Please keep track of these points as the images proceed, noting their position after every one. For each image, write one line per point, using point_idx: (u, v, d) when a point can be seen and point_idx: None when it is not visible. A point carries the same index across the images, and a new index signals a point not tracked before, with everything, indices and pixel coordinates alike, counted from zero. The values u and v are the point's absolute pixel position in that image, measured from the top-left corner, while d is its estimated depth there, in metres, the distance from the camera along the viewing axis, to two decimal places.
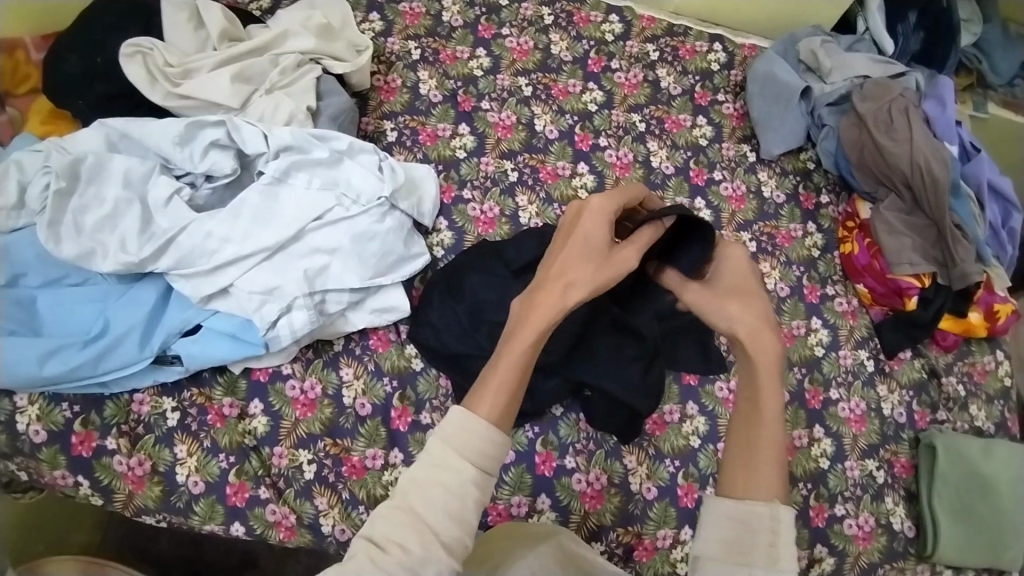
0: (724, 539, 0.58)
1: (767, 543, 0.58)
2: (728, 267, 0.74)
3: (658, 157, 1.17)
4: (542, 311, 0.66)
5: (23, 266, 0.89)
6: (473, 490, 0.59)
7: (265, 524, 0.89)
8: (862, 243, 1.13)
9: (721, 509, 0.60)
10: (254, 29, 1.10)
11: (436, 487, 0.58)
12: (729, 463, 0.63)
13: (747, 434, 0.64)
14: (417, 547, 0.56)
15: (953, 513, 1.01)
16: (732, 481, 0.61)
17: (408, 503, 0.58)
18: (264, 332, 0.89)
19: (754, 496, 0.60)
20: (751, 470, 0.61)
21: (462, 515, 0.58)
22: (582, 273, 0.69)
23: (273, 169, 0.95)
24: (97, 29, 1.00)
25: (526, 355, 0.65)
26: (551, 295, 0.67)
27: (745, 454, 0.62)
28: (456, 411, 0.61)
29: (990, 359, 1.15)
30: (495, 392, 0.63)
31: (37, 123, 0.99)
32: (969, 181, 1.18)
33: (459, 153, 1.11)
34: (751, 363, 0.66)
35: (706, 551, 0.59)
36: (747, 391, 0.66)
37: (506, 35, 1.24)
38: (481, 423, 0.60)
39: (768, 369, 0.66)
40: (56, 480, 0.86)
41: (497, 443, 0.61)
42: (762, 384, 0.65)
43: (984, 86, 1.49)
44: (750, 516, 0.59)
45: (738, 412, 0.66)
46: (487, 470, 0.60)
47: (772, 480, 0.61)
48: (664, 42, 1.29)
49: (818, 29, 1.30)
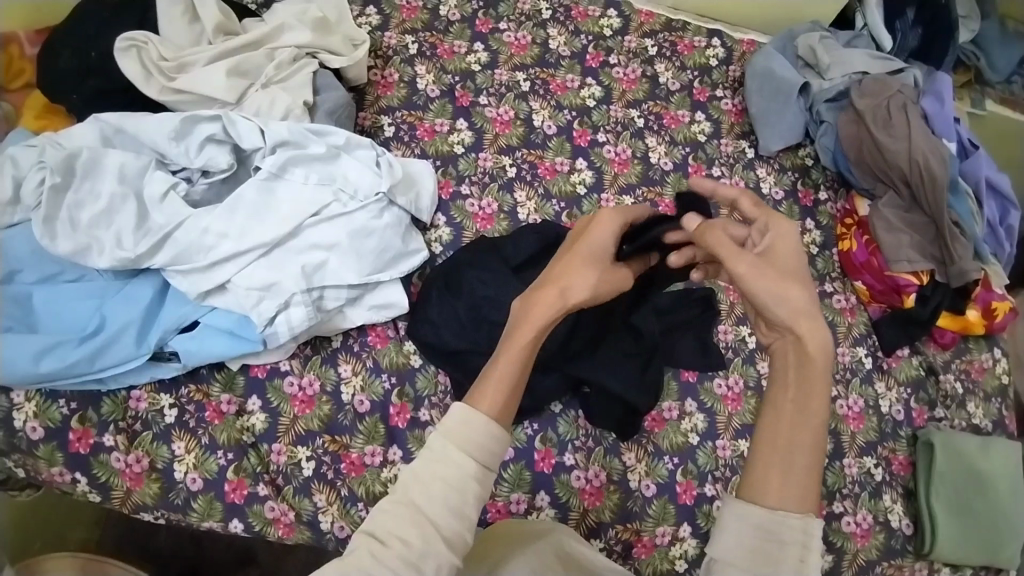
0: (752, 548, 0.58)
1: (796, 557, 0.57)
2: (782, 239, 0.71)
3: (657, 153, 1.17)
4: (541, 307, 0.66)
5: (20, 262, 0.88)
6: (473, 484, 0.58)
7: (263, 521, 0.89)
8: (861, 239, 1.13)
9: (750, 517, 0.59)
10: (250, 23, 1.09)
11: (434, 480, 0.58)
12: (761, 464, 0.61)
13: (785, 435, 0.62)
14: (418, 539, 0.56)
15: (951, 511, 1.01)
16: (766, 487, 0.60)
17: (408, 497, 0.58)
18: (262, 328, 0.89)
19: (786, 506, 0.59)
20: (785, 477, 0.60)
21: (462, 510, 0.58)
22: (584, 278, 0.69)
23: (270, 164, 0.94)
24: (92, 22, 0.99)
25: (523, 353, 0.65)
26: (552, 293, 0.67)
27: (783, 459, 0.61)
28: (457, 406, 0.61)
29: (987, 356, 1.15)
30: (494, 389, 0.62)
31: (32, 118, 0.98)
32: (967, 178, 1.18)
33: (457, 148, 1.11)
34: (806, 360, 0.64)
35: (732, 559, 0.58)
36: (793, 387, 0.64)
37: (504, 30, 1.23)
38: (479, 415, 0.60)
39: (821, 370, 0.64)
40: (53, 478, 0.86)
41: (500, 440, 0.60)
42: (810, 384, 0.63)
43: (981, 83, 1.49)
44: (781, 528, 0.58)
45: (780, 410, 0.63)
46: (488, 465, 0.60)
47: (806, 490, 0.60)
48: (663, 37, 1.28)
49: (816, 25, 1.30)
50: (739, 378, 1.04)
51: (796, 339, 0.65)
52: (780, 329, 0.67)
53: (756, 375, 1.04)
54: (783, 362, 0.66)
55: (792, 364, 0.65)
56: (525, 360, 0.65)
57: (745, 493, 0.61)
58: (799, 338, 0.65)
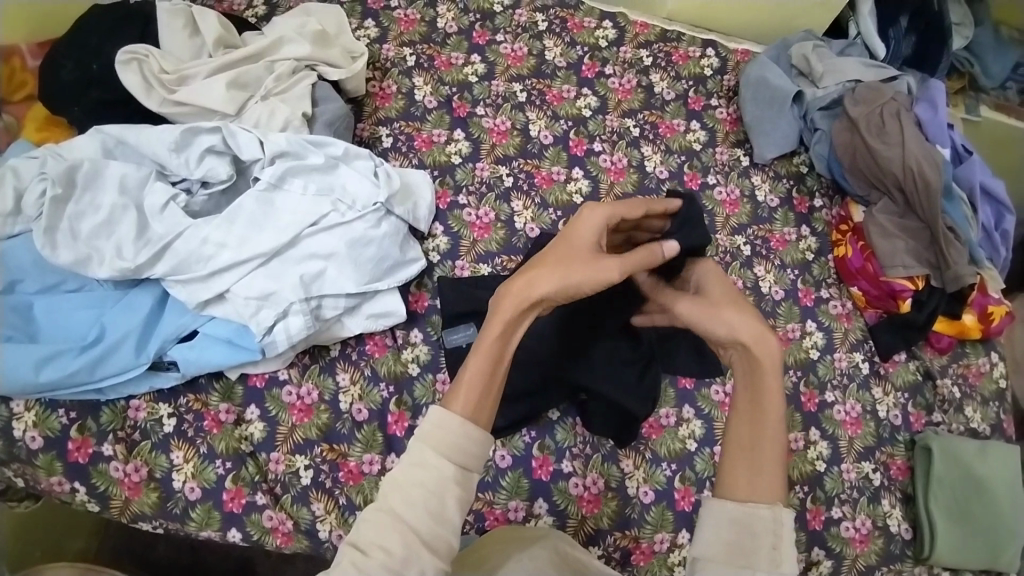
0: (727, 543, 0.58)
1: (770, 546, 0.57)
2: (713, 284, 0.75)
3: (653, 161, 1.18)
4: (508, 305, 0.66)
5: (20, 272, 0.89)
6: (453, 487, 0.59)
7: (262, 530, 0.89)
8: (856, 246, 1.14)
9: (726, 514, 0.59)
10: (249, 36, 1.11)
11: (418, 487, 0.58)
12: (730, 461, 0.62)
13: (749, 436, 0.63)
14: (401, 548, 0.56)
15: (950, 517, 1.01)
16: (733, 485, 0.61)
17: (392, 504, 0.58)
18: (261, 337, 0.90)
19: (757, 498, 0.59)
20: (754, 471, 0.61)
21: (442, 514, 0.58)
22: (557, 271, 0.69)
23: (269, 175, 0.96)
24: (93, 36, 1.01)
25: (493, 348, 0.65)
26: (520, 284, 0.68)
27: (750, 458, 0.62)
28: (434, 410, 0.61)
29: (985, 361, 1.16)
30: (467, 385, 0.63)
31: (34, 130, 1.00)
32: (961, 184, 1.19)
33: (454, 158, 1.12)
34: (756, 364, 0.65)
35: (710, 555, 0.58)
36: (748, 391, 0.65)
37: (501, 41, 1.25)
38: (457, 418, 0.60)
39: (773, 373, 0.64)
40: (52, 487, 0.87)
41: (476, 439, 0.61)
42: (762, 387, 0.64)
43: (976, 89, 1.50)
44: (753, 520, 0.58)
45: (742, 414, 0.64)
46: (466, 466, 0.60)
47: (774, 482, 0.60)
48: (657, 47, 1.29)
49: (810, 33, 1.31)
50: None
51: (744, 349, 0.66)
52: (731, 346, 0.67)
53: None
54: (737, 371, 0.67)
55: (745, 372, 0.66)
56: (497, 353, 0.65)
57: (718, 491, 0.62)
58: (744, 347, 0.65)
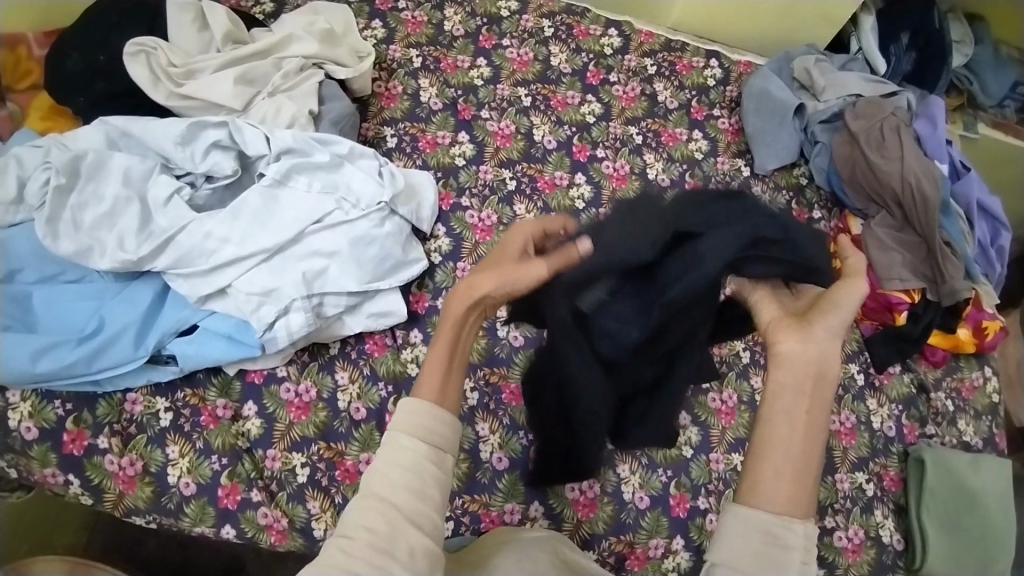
0: (758, 553, 0.56)
1: (799, 562, 0.56)
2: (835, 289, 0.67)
3: (655, 169, 1.18)
4: (454, 302, 0.68)
5: (20, 261, 0.89)
6: (429, 465, 0.60)
7: (256, 528, 0.88)
8: (853, 258, 1.16)
9: (759, 523, 0.57)
10: (258, 32, 1.11)
11: (396, 468, 0.59)
12: (768, 469, 0.58)
13: (799, 447, 0.59)
14: (384, 526, 0.56)
15: (946, 531, 1.01)
16: (772, 494, 0.57)
17: (373, 491, 0.58)
18: (261, 333, 0.89)
19: (792, 511, 0.57)
20: (796, 482, 0.58)
21: (424, 491, 0.59)
22: (490, 273, 0.68)
23: (273, 171, 0.95)
24: (101, 27, 1.00)
25: (450, 340, 0.67)
26: (462, 290, 0.68)
27: (796, 467, 0.58)
28: (405, 400, 0.63)
29: (978, 375, 1.17)
30: (432, 372, 0.66)
31: (38, 119, 0.99)
32: (959, 200, 1.20)
33: (458, 160, 1.12)
34: (821, 380, 0.61)
35: (737, 563, 0.56)
36: (806, 402, 0.60)
37: (507, 46, 1.26)
38: (423, 400, 0.63)
39: (829, 390, 0.61)
40: (46, 479, 0.86)
41: (444, 421, 0.62)
42: (819, 397, 0.61)
43: (974, 107, 1.52)
44: (787, 534, 0.56)
45: (793, 423, 0.59)
46: (441, 447, 0.62)
47: (810, 496, 0.58)
48: (662, 57, 1.31)
49: (812, 47, 1.33)
50: (733, 393, 1.04)
51: (821, 368, 0.61)
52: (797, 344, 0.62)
53: (750, 390, 1.05)
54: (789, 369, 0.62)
55: (804, 381, 0.61)
56: (454, 340, 0.68)
57: (749, 496, 0.59)
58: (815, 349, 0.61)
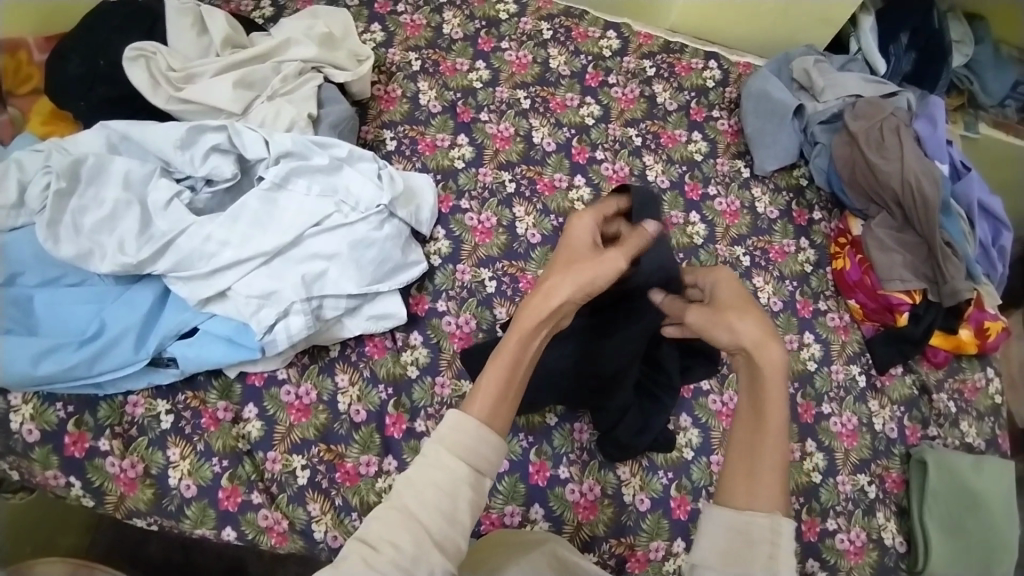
0: (724, 549, 0.59)
1: (765, 556, 0.58)
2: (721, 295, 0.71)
3: (654, 171, 1.18)
4: (528, 310, 0.67)
5: (20, 265, 0.89)
6: (466, 489, 0.59)
7: (257, 530, 0.89)
8: (854, 259, 1.15)
9: (721, 520, 0.60)
10: (257, 36, 1.12)
11: (431, 486, 0.58)
12: (731, 470, 0.63)
13: (749, 443, 0.63)
14: (411, 546, 0.56)
15: (947, 533, 1.01)
16: (734, 493, 0.61)
17: (404, 503, 0.58)
18: (260, 336, 0.89)
19: (755, 506, 0.60)
20: (753, 478, 0.61)
21: (455, 515, 0.58)
22: (565, 274, 0.68)
23: (273, 175, 0.96)
24: (102, 31, 1.01)
25: (516, 351, 0.66)
26: (538, 297, 0.68)
27: (749, 465, 0.62)
28: (450, 414, 0.62)
29: (980, 376, 1.16)
30: (486, 388, 0.64)
31: (39, 124, 1.00)
32: (960, 200, 1.20)
33: (457, 163, 1.13)
34: (758, 370, 0.65)
35: (706, 562, 0.59)
36: (749, 400, 0.65)
37: (506, 48, 1.26)
38: (471, 420, 0.61)
39: (776, 380, 0.64)
40: (47, 481, 0.86)
41: (490, 444, 0.61)
42: (763, 394, 0.64)
43: (975, 107, 1.53)
44: (750, 527, 0.59)
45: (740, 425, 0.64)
46: (480, 469, 0.61)
47: (775, 491, 0.60)
48: (661, 58, 1.31)
49: (811, 48, 1.32)
50: (734, 394, 1.04)
51: (748, 357, 0.65)
52: (736, 350, 0.67)
53: None
54: (741, 377, 0.67)
55: (747, 379, 0.66)
56: (521, 352, 0.66)
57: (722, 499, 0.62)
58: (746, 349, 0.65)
